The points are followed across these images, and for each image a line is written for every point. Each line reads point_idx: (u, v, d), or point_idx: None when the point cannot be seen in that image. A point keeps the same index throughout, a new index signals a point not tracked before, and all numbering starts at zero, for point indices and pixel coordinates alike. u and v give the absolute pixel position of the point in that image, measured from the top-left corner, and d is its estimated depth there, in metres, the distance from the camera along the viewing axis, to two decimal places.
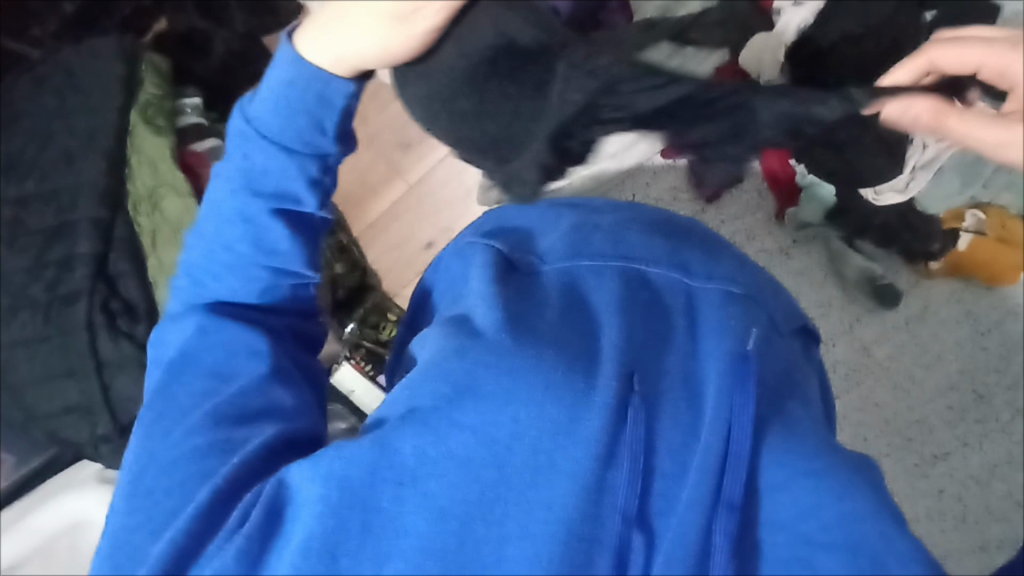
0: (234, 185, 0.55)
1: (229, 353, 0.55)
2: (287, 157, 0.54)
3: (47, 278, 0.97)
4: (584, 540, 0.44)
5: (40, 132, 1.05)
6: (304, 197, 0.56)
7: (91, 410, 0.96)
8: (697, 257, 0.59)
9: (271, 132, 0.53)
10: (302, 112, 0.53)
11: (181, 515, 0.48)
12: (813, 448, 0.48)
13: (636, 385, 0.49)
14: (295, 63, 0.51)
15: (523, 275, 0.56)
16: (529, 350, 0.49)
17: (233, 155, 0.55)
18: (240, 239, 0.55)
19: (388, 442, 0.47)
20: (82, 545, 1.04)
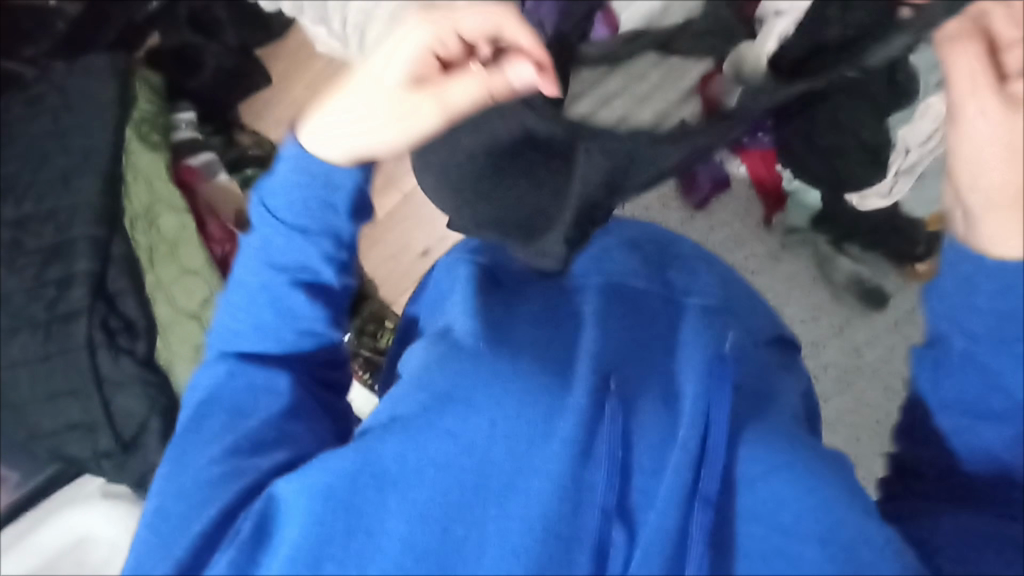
0: (259, 261, 0.58)
1: (253, 396, 0.56)
2: (305, 235, 0.57)
3: (46, 297, 0.98)
4: (563, 538, 0.45)
5: (36, 152, 1.06)
6: (324, 269, 0.58)
7: (94, 427, 0.97)
8: (676, 270, 0.60)
9: (286, 210, 0.57)
10: (315, 195, 0.56)
11: (186, 533, 0.49)
12: (790, 441, 0.47)
13: (612, 386, 0.49)
14: (304, 154, 0.55)
15: (505, 290, 0.58)
16: (507, 359, 0.50)
17: (255, 233, 0.58)
18: (266, 311, 0.57)
19: (371, 449, 0.48)
20: (88, 562, 1.03)
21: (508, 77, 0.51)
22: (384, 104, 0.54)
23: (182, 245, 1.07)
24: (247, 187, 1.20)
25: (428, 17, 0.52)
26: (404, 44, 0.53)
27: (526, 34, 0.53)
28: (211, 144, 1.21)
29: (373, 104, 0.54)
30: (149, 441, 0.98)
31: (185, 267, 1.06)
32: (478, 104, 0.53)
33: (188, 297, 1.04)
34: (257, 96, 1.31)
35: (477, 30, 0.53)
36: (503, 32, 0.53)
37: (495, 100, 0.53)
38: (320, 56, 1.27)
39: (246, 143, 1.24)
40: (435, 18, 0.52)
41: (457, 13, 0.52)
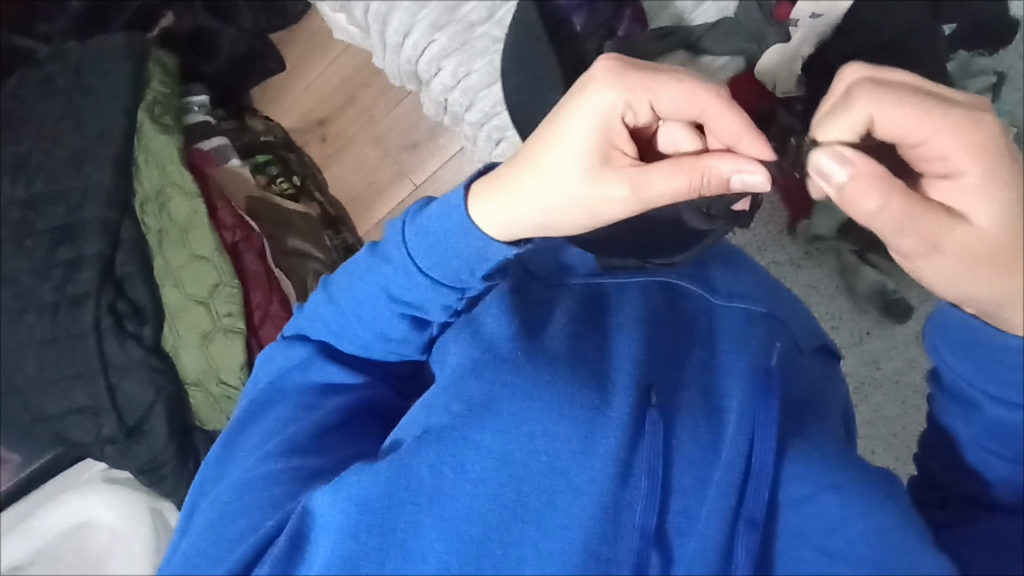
0: (375, 281, 0.54)
1: (322, 394, 0.57)
2: (434, 285, 0.53)
3: (55, 279, 0.97)
4: (603, 561, 0.44)
5: (47, 132, 1.04)
6: (432, 308, 0.54)
7: (98, 411, 0.96)
8: (720, 274, 0.58)
9: (419, 256, 0.52)
10: (455, 255, 0.51)
11: (244, 542, 0.49)
12: (837, 462, 0.46)
13: (654, 399, 0.49)
14: (461, 219, 0.50)
15: (539, 286, 0.57)
16: (543, 371, 0.49)
17: (387, 253, 0.54)
18: (366, 333, 0.56)
19: (404, 462, 0.47)
20: (87, 548, 1.02)
21: (728, 173, 0.46)
22: (573, 195, 0.48)
23: (193, 230, 1.03)
24: (258, 174, 1.20)
25: (628, 86, 0.46)
26: (590, 116, 0.47)
27: (729, 117, 0.47)
28: (223, 128, 1.20)
29: (565, 192, 0.48)
30: (155, 427, 0.98)
31: (195, 252, 1.02)
32: (681, 196, 0.47)
33: (198, 283, 1.01)
34: (271, 83, 1.29)
35: (681, 111, 0.48)
36: (707, 120, 0.48)
37: (704, 194, 0.47)
38: (338, 42, 1.25)
39: (259, 128, 1.25)
40: (630, 82, 0.46)
41: (659, 86, 0.47)
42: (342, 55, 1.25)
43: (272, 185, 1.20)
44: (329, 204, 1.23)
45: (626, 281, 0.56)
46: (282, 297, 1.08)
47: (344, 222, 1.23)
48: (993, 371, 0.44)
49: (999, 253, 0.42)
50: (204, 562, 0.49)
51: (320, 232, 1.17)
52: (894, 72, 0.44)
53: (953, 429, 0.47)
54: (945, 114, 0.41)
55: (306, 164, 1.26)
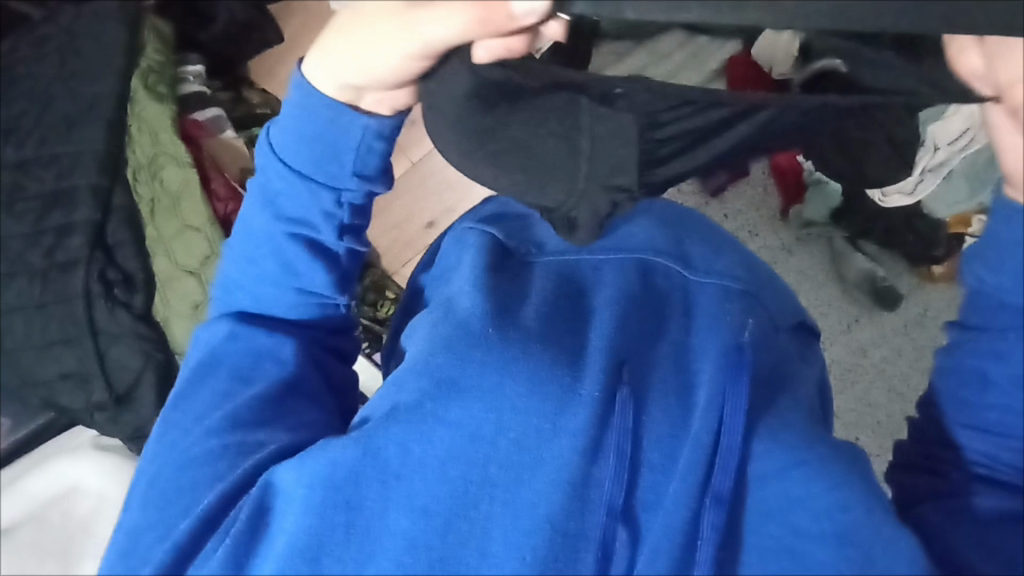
0: (263, 208, 0.55)
1: (256, 360, 0.55)
2: (306, 185, 0.53)
3: (45, 244, 0.96)
4: (570, 536, 0.44)
5: (39, 94, 1.03)
6: (323, 226, 0.54)
7: (88, 377, 0.97)
8: (699, 250, 0.59)
9: (288, 156, 0.53)
10: (320, 144, 0.52)
11: (191, 513, 0.50)
12: (804, 438, 0.46)
13: (625, 376, 0.49)
14: (301, 81, 0.51)
15: (514, 263, 0.56)
16: (515, 347, 0.49)
17: (261, 175, 0.55)
18: (267, 266, 0.55)
19: (371, 440, 0.47)
20: (74, 512, 1.02)
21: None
22: (380, 43, 0.45)
23: (185, 200, 1.04)
24: (252, 146, 1.18)
25: None
26: None
27: None
28: (218, 99, 1.19)
29: (375, 39, 0.45)
30: (143, 395, 0.97)
31: (187, 223, 1.03)
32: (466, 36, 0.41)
33: (188, 253, 1.02)
34: (268, 55, 1.29)
35: None
36: None
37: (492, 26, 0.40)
38: None
39: (256, 102, 1.23)
40: None
41: None
42: None
43: None
44: None
45: (604, 257, 0.56)
46: None
47: None
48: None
49: None
50: (156, 533, 0.49)
51: None
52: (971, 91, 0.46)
53: (982, 370, 0.45)
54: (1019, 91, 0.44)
55: None
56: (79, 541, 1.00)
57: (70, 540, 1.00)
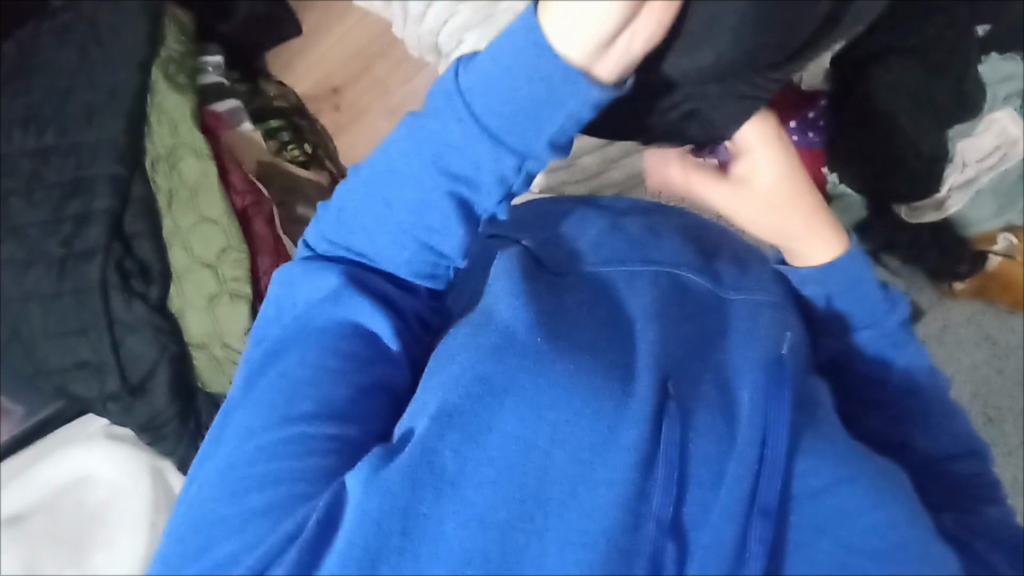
0: (421, 158, 0.49)
1: (343, 338, 0.56)
2: (492, 143, 0.45)
3: (63, 233, 0.96)
4: (625, 551, 0.44)
5: (59, 82, 1.03)
6: (485, 191, 0.48)
7: (102, 367, 0.96)
8: (728, 270, 0.58)
9: (479, 105, 0.45)
10: (522, 106, 0.43)
11: (263, 542, 0.49)
12: (846, 453, 0.47)
13: (670, 391, 0.49)
14: (529, 29, 0.41)
15: (549, 274, 0.57)
16: (566, 356, 0.49)
17: (433, 118, 0.48)
18: (410, 216, 0.51)
19: (426, 447, 0.48)
20: (87, 501, 1.04)
21: None
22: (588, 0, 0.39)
23: (203, 191, 1.03)
24: (269, 139, 1.19)
25: None
26: None
27: None
28: (236, 91, 1.19)
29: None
30: (157, 386, 0.98)
31: (203, 215, 1.02)
32: None
33: (205, 246, 1.01)
34: (286, 47, 1.28)
35: None
36: None
37: None
38: (356, 10, 1.24)
39: (272, 94, 1.22)
40: None
41: None
42: (361, 23, 1.24)
43: (283, 152, 1.19)
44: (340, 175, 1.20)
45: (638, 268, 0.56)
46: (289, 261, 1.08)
47: None
48: (852, 282, 0.58)
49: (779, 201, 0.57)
50: (223, 531, 0.51)
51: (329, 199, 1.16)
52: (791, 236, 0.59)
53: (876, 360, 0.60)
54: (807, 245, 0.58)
55: (318, 131, 1.22)
56: (93, 529, 1.03)
57: (82, 530, 1.03)
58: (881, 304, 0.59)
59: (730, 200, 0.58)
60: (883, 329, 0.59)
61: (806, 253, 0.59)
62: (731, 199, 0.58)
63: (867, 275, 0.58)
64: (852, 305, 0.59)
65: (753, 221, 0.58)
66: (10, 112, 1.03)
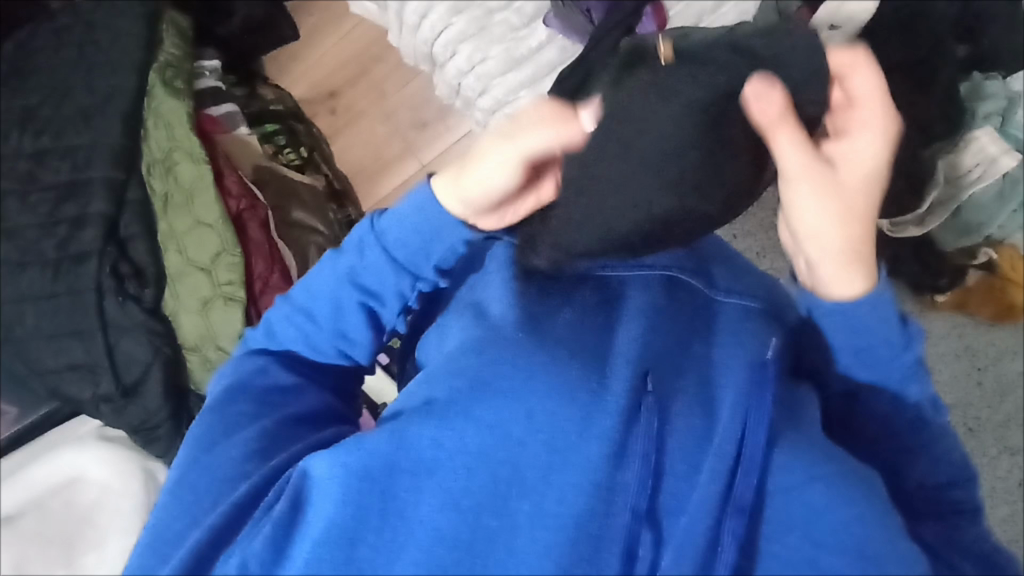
0: (338, 276, 0.60)
1: (280, 396, 0.59)
2: (395, 270, 0.59)
3: (58, 235, 0.97)
4: (595, 535, 0.46)
5: (56, 85, 1.04)
6: (390, 302, 0.61)
7: (95, 368, 0.97)
8: (720, 270, 0.59)
9: (390, 242, 0.58)
10: (419, 235, 0.57)
11: (217, 506, 0.51)
12: (824, 453, 0.47)
13: (650, 386, 0.50)
14: (427, 193, 0.57)
15: (538, 276, 0.57)
16: (544, 351, 0.51)
17: (349, 252, 0.60)
18: (324, 325, 0.61)
19: (405, 432, 0.50)
20: (78, 501, 1.05)
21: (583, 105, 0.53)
22: (490, 163, 0.53)
23: (198, 196, 1.03)
24: (265, 143, 1.21)
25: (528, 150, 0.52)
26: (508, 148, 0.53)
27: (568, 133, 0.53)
28: (234, 94, 1.20)
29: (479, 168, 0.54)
30: (150, 388, 0.99)
31: (199, 219, 1.03)
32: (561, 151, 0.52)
33: (200, 249, 1.02)
34: (282, 51, 1.29)
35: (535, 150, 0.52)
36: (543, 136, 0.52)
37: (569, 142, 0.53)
38: (353, 17, 1.26)
39: (270, 97, 1.24)
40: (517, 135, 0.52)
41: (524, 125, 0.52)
42: (358, 30, 1.25)
43: (279, 155, 1.20)
44: (335, 178, 1.22)
45: (630, 273, 0.57)
46: (283, 269, 1.09)
47: (348, 196, 1.22)
48: (868, 319, 0.49)
49: (851, 185, 0.45)
50: (178, 525, 0.51)
51: (324, 205, 1.17)
52: (818, 217, 0.46)
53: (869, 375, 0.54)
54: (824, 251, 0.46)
55: (314, 135, 1.24)
56: (84, 529, 1.04)
57: (72, 531, 1.04)
58: (895, 338, 0.50)
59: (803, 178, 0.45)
60: (890, 363, 0.52)
61: (836, 279, 0.48)
62: (797, 181, 0.45)
63: (886, 313, 0.49)
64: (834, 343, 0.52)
65: (807, 222, 0.46)
66: (7, 114, 1.04)
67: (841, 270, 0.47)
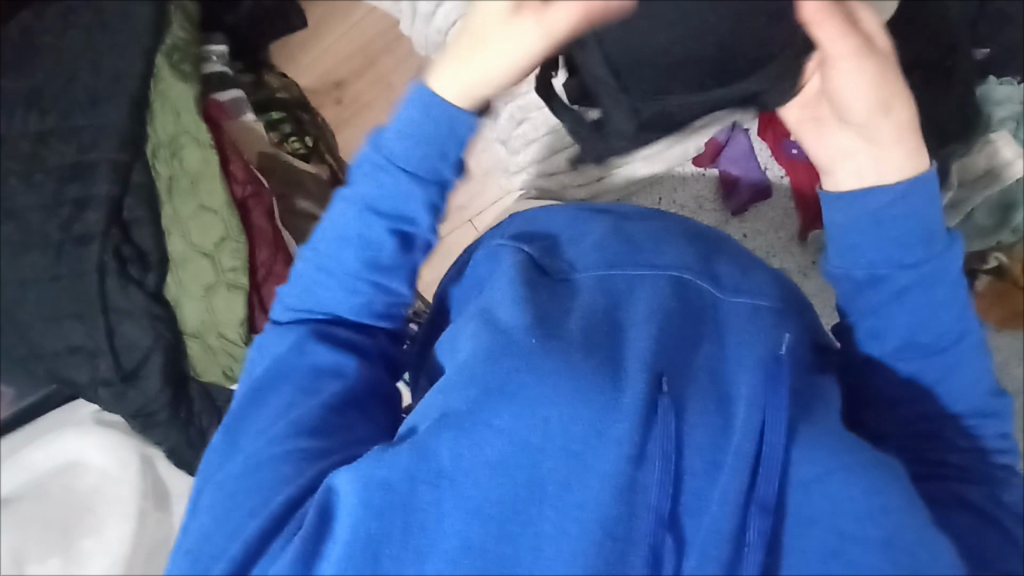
0: (353, 207, 0.57)
1: (318, 378, 0.58)
2: (415, 181, 0.55)
3: (62, 216, 0.96)
4: (620, 540, 0.45)
5: (63, 66, 1.03)
6: (423, 220, 0.57)
7: (96, 352, 0.96)
8: (728, 271, 0.60)
9: (398, 159, 0.54)
10: (432, 143, 0.53)
11: (261, 512, 0.52)
12: (843, 444, 0.47)
13: (665, 386, 0.50)
14: (422, 94, 0.53)
15: (552, 281, 0.57)
16: (558, 356, 0.50)
17: (354, 182, 0.57)
18: (352, 259, 0.57)
19: (426, 446, 0.49)
20: (76, 487, 1.03)
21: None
22: (500, 51, 0.50)
23: (204, 180, 1.01)
24: (271, 131, 1.19)
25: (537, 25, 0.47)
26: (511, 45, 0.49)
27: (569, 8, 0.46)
28: (240, 81, 1.18)
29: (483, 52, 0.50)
30: (150, 373, 0.97)
31: (203, 204, 1.00)
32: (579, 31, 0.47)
33: (203, 234, 1.00)
34: (290, 38, 1.28)
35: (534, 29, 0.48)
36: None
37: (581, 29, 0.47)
38: (363, 6, 1.25)
39: (276, 86, 1.22)
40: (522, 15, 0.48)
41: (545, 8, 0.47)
42: (368, 19, 1.25)
43: (284, 144, 1.19)
44: (340, 169, 1.22)
45: (643, 275, 0.57)
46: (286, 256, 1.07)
47: None
48: (918, 208, 0.52)
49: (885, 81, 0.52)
50: (225, 531, 0.52)
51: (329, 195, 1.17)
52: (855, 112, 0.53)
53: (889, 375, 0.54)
54: (853, 142, 0.54)
55: (319, 124, 1.23)
56: (82, 514, 1.03)
57: (71, 516, 1.03)
58: (941, 244, 0.52)
59: (847, 60, 0.49)
60: (936, 278, 0.52)
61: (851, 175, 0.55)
62: (842, 59, 0.50)
63: (934, 206, 0.52)
64: (879, 250, 0.52)
65: (847, 98, 0.52)
66: (12, 94, 1.02)
67: (873, 165, 0.53)
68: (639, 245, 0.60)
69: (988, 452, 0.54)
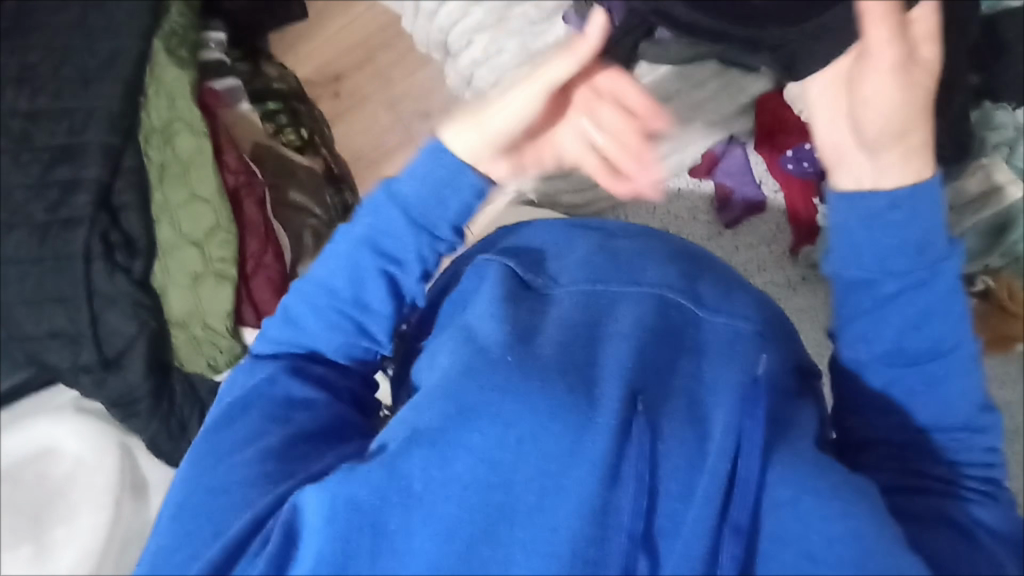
0: (355, 240, 0.60)
1: (289, 406, 0.58)
2: (412, 230, 0.59)
3: (48, 198, 0.94)
4: (591, 562, 0.45)
5: (57, 45, 1.01)
6: (409, 265, 0.60)
7: (77, 339, 0.94)
8: (711, 291, 0.60)
9: (406, 200, 0.58)
10: (440, 188, 0.57)
11: (224, 534, 0.51)
12: (816, 469, 0.47)
13: (640, 407, 0.50)
14: (437, 148, 0.57)
15: (533, 295, 0.58)
16: (534, 375, 0.50)
17: (364, 217, 0.60)
18: (342, 289, 0.60)
19: (396, 464, 0.49)
20: (49, 474, 1.02)
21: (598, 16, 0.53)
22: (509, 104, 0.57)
23: (195, 168, 1.00)
24: (266, 121, 1.18)
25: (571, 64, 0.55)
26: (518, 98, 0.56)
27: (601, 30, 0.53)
28: (237, 70, 1.18)
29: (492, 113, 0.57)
30: (132, 361, 0.96)
31: (196, 192, 0.99)
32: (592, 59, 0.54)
33: (194, 223, 0.99)
34: (289, 30, 1.27)
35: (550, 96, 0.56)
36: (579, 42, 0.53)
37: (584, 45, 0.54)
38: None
39: (273, 76, 1.21)
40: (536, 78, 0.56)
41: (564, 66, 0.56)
42: (368, 12, 1.24)
43: (279, 136, 1.18)
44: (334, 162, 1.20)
45: (625, 294, 0.57)
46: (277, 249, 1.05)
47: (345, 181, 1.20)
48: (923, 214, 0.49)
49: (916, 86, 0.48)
50: (184, 547, 0.51)
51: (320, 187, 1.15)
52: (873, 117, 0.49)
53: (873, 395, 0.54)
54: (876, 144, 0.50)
55: (316, 116, 1.21)
56: (54, 502, 1.01)
57: (42, 504, 1.01)
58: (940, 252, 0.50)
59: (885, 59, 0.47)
60: (927, 284, 0.50)
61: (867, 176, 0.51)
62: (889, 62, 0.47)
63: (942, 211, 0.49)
64: (874, 254, 0.50)
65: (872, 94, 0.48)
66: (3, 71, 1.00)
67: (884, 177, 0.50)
68: (621, 262, 0.60)
69: (971, 476, 0.53)
